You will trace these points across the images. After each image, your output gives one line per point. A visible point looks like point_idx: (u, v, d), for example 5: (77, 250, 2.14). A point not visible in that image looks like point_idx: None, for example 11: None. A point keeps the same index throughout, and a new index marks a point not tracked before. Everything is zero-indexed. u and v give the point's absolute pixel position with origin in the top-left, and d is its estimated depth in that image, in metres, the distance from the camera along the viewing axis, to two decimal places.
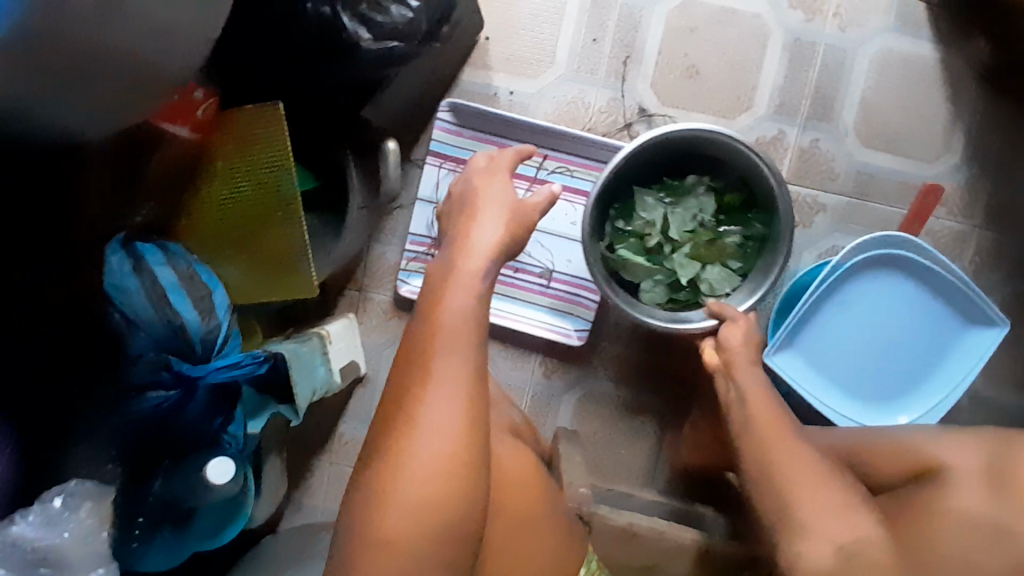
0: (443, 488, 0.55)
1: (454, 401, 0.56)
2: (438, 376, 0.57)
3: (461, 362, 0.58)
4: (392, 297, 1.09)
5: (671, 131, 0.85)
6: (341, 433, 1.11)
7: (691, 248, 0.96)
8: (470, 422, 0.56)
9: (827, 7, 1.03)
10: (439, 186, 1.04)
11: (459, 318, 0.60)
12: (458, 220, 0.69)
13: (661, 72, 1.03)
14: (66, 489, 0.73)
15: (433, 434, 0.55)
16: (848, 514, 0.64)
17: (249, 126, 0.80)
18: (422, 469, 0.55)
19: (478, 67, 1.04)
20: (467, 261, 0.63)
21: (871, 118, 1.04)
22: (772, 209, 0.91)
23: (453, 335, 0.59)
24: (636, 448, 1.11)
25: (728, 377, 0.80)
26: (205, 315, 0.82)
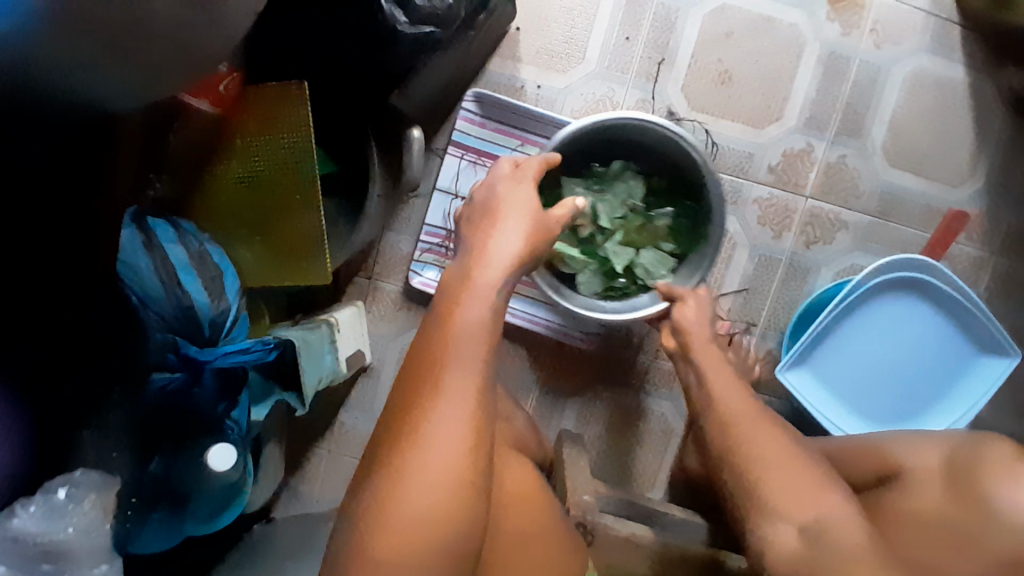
0: (448, 501, 0.52)
1: (461, 410, 0.54)
2: (448, 388, 0.55)
3: (472, 367, 0.57)
4: (401, 288, 1.07)
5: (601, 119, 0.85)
6: (341, 422, 1.09)
7: (623, 235, 0.97)
8: (477, 428, 0.54)
9: (864, 23, 1.01)
10: (458, 177, 1.01)
11: (475, 327, 0.58)
12: (479, 227, 0.69)
13: (693, 75, 1.01)
14: (70, 480, 0.75)
15: (439, 444, 0.53)
16: (817, 499, 0.65)
17: (273, 105, 0.78)
18: (428, 479, 0.52)
19: (506, 58, 1.01)
20: (486, 272, 0.63)
21: (899, 138, 1.03)
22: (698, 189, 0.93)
23: (466, 344, 0.57)
24: (639, 455, 1.10)
25: (686, 359, 0.87)
26: (215, 298, 0.79)
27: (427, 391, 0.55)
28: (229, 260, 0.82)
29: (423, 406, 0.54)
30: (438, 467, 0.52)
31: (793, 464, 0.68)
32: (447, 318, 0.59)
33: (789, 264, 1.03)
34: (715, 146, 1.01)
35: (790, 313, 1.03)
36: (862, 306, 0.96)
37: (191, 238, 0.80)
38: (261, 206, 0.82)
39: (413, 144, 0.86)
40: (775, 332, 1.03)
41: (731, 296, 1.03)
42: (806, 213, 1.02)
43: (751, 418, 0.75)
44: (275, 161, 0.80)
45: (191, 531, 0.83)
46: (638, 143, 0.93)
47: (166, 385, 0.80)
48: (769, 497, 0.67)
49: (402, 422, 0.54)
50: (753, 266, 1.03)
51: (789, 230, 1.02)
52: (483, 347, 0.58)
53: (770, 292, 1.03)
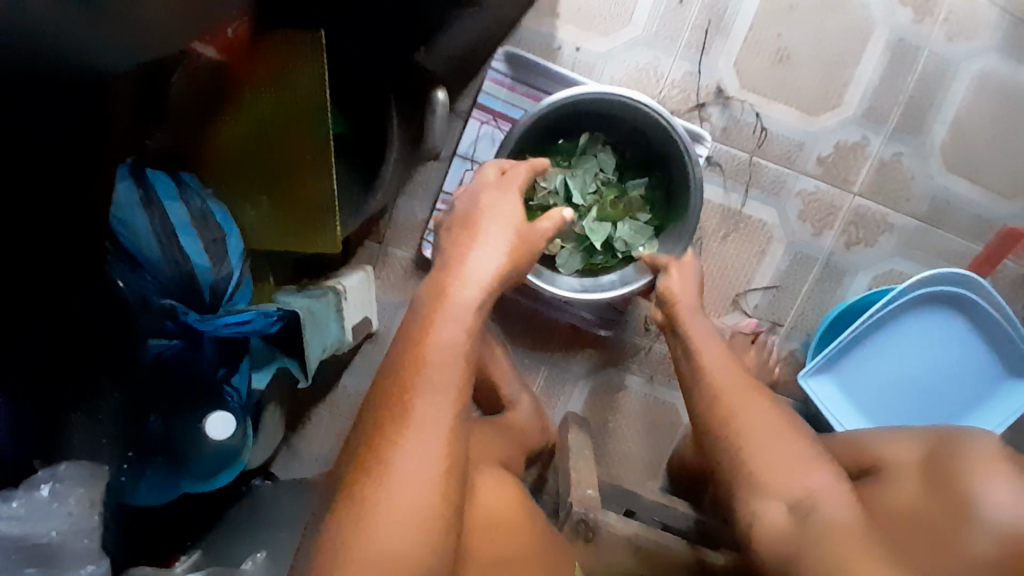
0: (417, 534, 0.48)
1: (423, 445, 0.50)
2: (418, 421, 0.51)
3: (435, 398, 0.52)
4: (413, 255, 1.01)
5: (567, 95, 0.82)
6: (343, 387, 1.05)
7: (598, 210, 0.92)
8: (450, 458, 0.51)
9: (940, 9, 0.91)
10: (478, 144, 0.94)
11: (448, 352, 0.54)
12: (459, 239, 0.66)
13: (748, 50, 0.92)
14: (54, 475, 0.70)
15: (398, 484, 0.48)
16: (800, 474, 0.64)
17: (281, 55, 0.68)
18: (393, 507, 0.48)
19: (544, 15, 0.92)
20: (461, 290, 0.59)
21: (959, 141, 0.94)
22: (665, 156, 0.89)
23: (440, 372, 0.53)
24: (649, 445, 1.05)
25: (674, 330, 0.81)
26: (216, 262, 0.74)
27: (398, 416, 0.51)
28: (233, 221, 0.76)
29: (384, 445, 0.50)
30: (405, 502, 0.48)
31: (788, 444, 0.65)
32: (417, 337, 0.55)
33: (825, 264, 0.97)
34: (762, 131, 0.93)
35: (819, 314, 0.98)
36: (885, 320, 0.90)
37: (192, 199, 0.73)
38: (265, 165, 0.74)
39: (438, 105, 0.80)
40: (801, 333, 0.99)
41: (759, 293, 0.97)
42: (850, 212, 0.95)
43: (757, 403, 0.69)
44: (287, 122, 0.70)
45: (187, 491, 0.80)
46: (619, 112, 0.87)
47: (161, 353, 0.74)
48: (759, 477, 0.65)
49: (376, 446, 0.51)
50: (788, 263, 0.97)
51: (831, 229, 0.96)
52: (460, 370, 0.54)
53: (801, 292, 0.97)
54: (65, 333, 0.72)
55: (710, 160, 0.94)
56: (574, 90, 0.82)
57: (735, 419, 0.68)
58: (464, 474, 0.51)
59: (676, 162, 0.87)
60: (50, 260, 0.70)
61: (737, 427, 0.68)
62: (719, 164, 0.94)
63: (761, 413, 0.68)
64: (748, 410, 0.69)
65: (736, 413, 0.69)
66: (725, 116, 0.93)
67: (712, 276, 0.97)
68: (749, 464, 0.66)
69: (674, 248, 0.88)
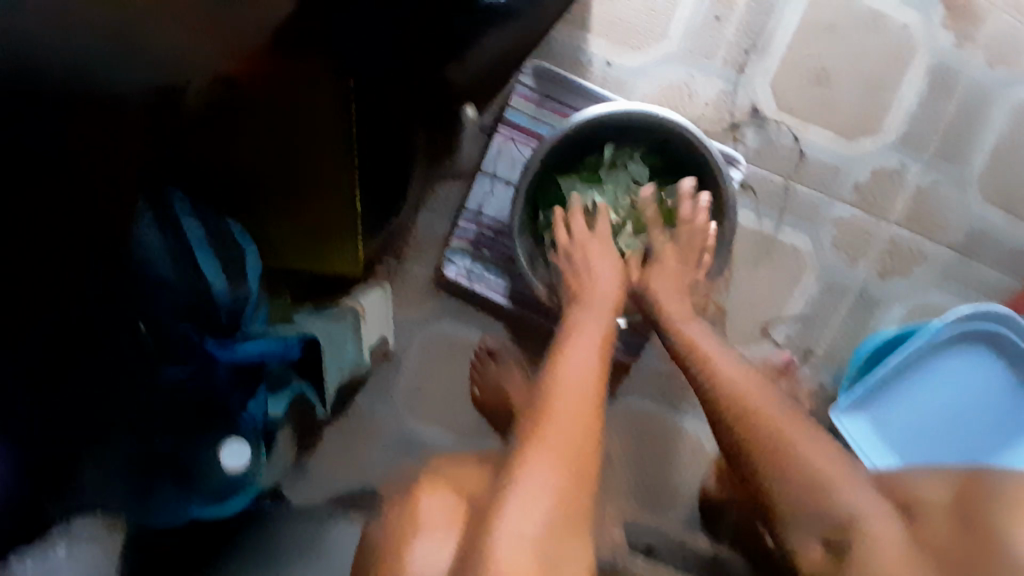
0: (569, 432, 0.63)
1: (561, 467, 0.62)
2: (570, 349, 0.71)
3: (574, 426, 0.64)
4: (431, 273, 0.97)
5: (590, 115, 0.79)
6: (356, 406, 0.99)
7: (634, 226, 0.88)
8: (594, 377, 0.69)
9: (982, 34, 0.89)
10: (499, 156, 0.91)
11: (587, 316, 0.75)
12: (579, 268, 0.80)
13: (787, 71, 0.89)
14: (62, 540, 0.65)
15: (524, 496, 0.59)
16: (823, 495, 0.66)
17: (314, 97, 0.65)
18: (530, 518, 0.58)
19: (575, 28, 0.89)
20: (591, 287, 0.78)
21: (998, 171, 0.91)
22: (696, 161, 0.84)
23: (583, 328, 0.74)
24: (674, 471, 1.01)
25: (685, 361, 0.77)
26: (232, 281, 0.70)
27: (543, 434, 0.63)
28: (250, 237, 0.72)
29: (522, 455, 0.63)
30: (562, 398, 0.66)
31: (807, 468, 0.67)
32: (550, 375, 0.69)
33: (859, 293, 0.94)
34: (800, 155, 0.90)
35: (850, 345, 0.95)
36: (916, 361, 0.88)
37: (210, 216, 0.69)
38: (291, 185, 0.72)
39: (466, 120, 0.87)
40: (831, 363, 0.95)
41: (790, 321, 0.94)
42: (886, 240, 0.92)
43: (776, 415, 0.70)
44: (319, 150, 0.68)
45: (197, 516, 0.73)
46: (642, 133, 0.84)
47: (178, 380, 0.69)
48: (791, 509, 0.67)
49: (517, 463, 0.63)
50: (819, 291, 0.94)
51: (865, 257, 0.93)
52: (595, 344, 0.72)
53: (833, 321, 0.94)
54: (64, 337, 0.59)
55: (744, 183, 0.90)
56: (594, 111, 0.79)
57: (755, 436, 0.70)
58: (590, 492, 0.63)
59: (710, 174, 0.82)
60: (58, 249, 0.55)
61: (763, 456, 0.69)
62: (753, 188, 0.90)
63: (786, 432, 0.69)
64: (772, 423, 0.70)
65: (763, 433, 0.69)
66: (760, 138, 0.89)
67: (741, 303, 0.93)
68: (777, 492, 0.68)
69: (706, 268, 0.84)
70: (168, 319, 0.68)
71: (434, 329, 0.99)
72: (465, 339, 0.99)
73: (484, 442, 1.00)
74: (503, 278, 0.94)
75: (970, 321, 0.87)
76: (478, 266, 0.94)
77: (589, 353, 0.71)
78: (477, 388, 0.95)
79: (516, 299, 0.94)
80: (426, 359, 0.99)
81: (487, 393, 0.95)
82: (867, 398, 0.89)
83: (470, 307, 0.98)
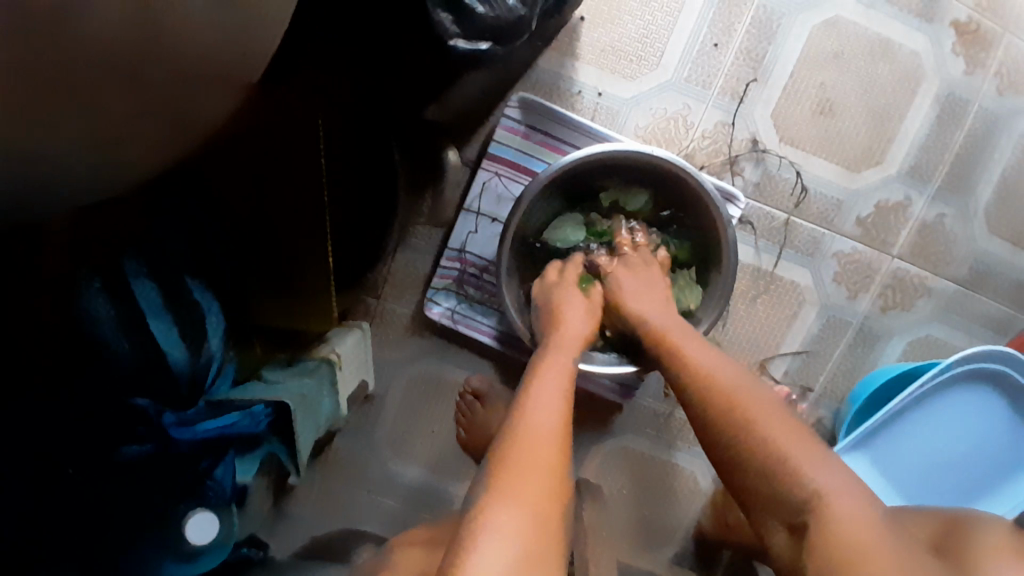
0: (540, 493, 0.51)
1: (526, 507, 0.50)
2: (535, 394, 0.58)
3: (539, 458, 0.52)
4: (413, 313, 0.92)
5: (578, 157, 0.74)
6: (335, 449, 0.94)
7: None
8: (566, 424, 0.57)
9: (992, 61, 0.85)
10: (483, 193, 0.85)
11: (556, 359, 0.64)
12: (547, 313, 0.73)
13: (788, 100, 0.84)
14: None
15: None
16: (793, 473, 0.53)
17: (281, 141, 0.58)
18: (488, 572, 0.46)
19: (564, 55, 0.84)
20: (562, 328, 0.70)
21: (1006, 203, 0.88)
22: (693, 208, 0.79)
23: (553, 371, 0.62)
24: (670, 510, 0.97)
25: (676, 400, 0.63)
26: (193, 348, 0.65)
27: (505, 483, 0.51)
28: (212, 296, 0.67)
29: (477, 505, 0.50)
30: (530, 450, 0.53)
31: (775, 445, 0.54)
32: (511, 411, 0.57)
33: (859, 329, 0.90)
34: (802, 190, 0.86)
35: (850, 382, 0.91)
36: (924, 396, 0.83)
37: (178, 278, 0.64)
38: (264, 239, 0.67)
39: (450, 167, 0.81)
40: (833, 400, 0.91)
41: (788, 358, 0.90)
42: (888, 274, 0.89)
43: (746, 401, 0.58)
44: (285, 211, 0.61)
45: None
46: (631, 169, 0.78)
47: (137, 458, 0.64)
48: (769, 509, 0.54)
49: (472, 512, 0.50)
50: (819, 328, 0.89)
51: (866, 292, 0.89)
52: (564, 389, 0.60)
53: (833, 358, 0.90)
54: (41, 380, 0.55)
55: (743, 218, 0.86)
56: (576, 154, 0.73)
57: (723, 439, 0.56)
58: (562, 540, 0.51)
59: (709, 221, 0.77)
60: None
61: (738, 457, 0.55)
62: (753, 223, 0.86)
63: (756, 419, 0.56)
64: (735, 407, 0.57)
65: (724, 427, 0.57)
66: (759, 170, 0.85)
67: (738, 341, 0.89)
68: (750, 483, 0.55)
69: (703, 317, 0.78)
70: (128, 388, 0.62)
71: (417, 369, 0.93)
72: (450, 380, 0.93)
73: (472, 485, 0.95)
74: (490, 319, 0.88)
75: (978, 360, 0.82)
76: (463, 306, 0.88)
77: (556, 385, 0.60)
78: (462, 431, 0.90)
79: (503, 340, 0.89)
80: (410, 400, 0.94)
81: (474, 437, 0.88)
82: (870, 438, 0.84)
83: (455, 346, 0.93)
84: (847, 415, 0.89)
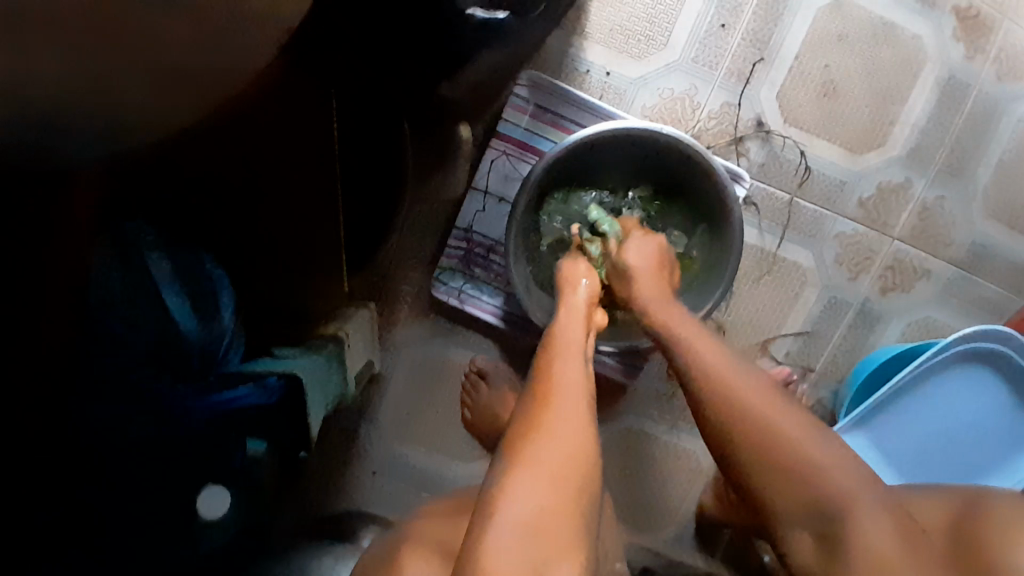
0: (569, 450, 0.53)
1: (553, 482, 0.51)
2: (560, 360, 0.60)
3: (571, 436, 0.53)
4: (419, 294, 0.92)
5: (589, 133, 0.74)
6: (340, 431, 0.93)
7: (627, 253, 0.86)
8: (589, 387, 0.59)
9: (992, 47, 0.86)
10: (491, 173, 0.85)
11: (576, 327, 0.66)
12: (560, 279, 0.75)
13: (793, 82, 0.86)
14: None
15: (507, 528, 0.49)
16: (812, 487, 0.57)
17: None
18: (513, 534, 0.49)
19: (573, 35, 0.84)
20: (575, 294, 0.71)
21: (1004, 187, 0.90)
22: (688, 185, 0.81)
23: (571, 338, 0.64)
24: (671, 490, 0.98)
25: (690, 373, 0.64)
26: (204, 320, 0.66)
27: (530, 444, 0.53)
28: (223, 272, 0.68)
29: (505, 473, 0.52)
30: (558, 414, 0.55)
31: (803, 466, 0.57)
32: (542, 385, 0.58)
33: (859, 309, 0.91)
34: (805, 171, 0.87)
35: (851, 362, 0.93)
36: (924, 376, 0.84)
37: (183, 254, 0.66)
38: (278, 217, 0.68)
39: (461, 141, 0.84)
40: (832, 380, 0.93)
41: (790, 338, 0.91)
42: (889, 256, 0.90)
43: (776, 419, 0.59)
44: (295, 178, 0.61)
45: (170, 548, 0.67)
46: (645, 149, 0.79)
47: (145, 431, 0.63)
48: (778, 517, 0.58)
49: (499, 479, 0.52)
50: (821, 308, 0.91)
51: (867, 273, 0.90)
52: (583, 358, 0.62)
53: (833, 339, 0.92)
54: None
55: (747, 199, 0.87)
56: (588, 130, 0.74)
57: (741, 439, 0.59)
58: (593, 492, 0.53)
59: (708, 195, 0.79)
60: None
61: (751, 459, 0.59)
62: (757, 204, 0.88)
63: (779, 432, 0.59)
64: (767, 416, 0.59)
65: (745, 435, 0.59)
66: (764, 152, 0.86)
67: (741, 321, 0.90)
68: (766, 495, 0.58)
69: (709, 291, 0.80)
70: (133, 362, 0.62)
71: (423, 350, 0.93)
72: (455, 361, 0.93)
73: (475, 464, 0.95)
74: (496, 298, 0.89)
75: (975, 340, 0.83)
76: (470, 286, 0.88)
77: (577, 355, 0.61)
78: (468, 411, 0.90)
79: (509, 320, 0.89)
80: (415, 381, 0.93)
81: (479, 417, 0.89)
82: (870, 417, 0.85)
83: (461, 327, 0.93)
84: (846, 395, 0.90)
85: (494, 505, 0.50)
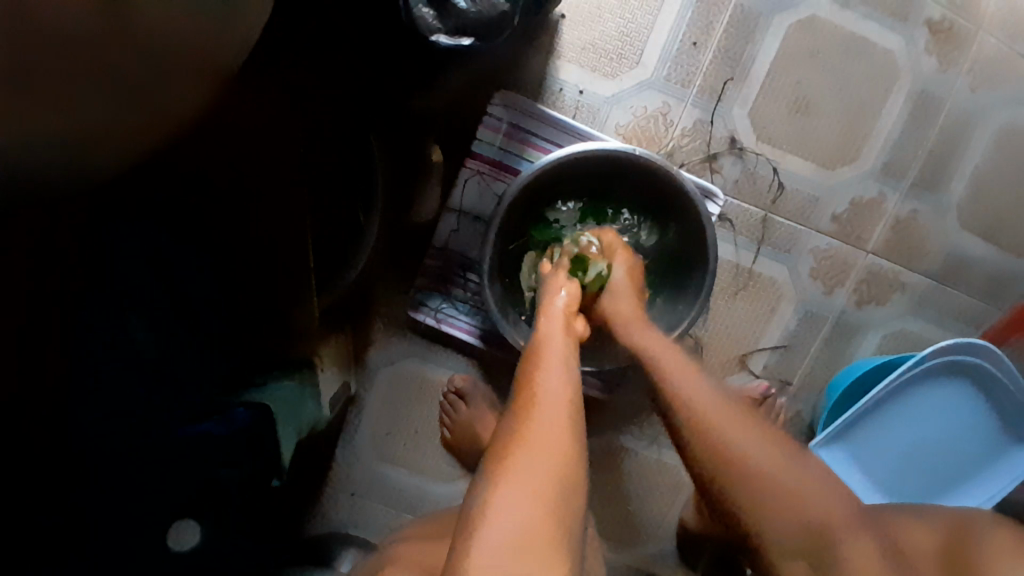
0: (556, 462, 0.52)
1: (536, 498, 0.50)
2: (544, 372, 0.59)
3: (554, 451, 0.52)
4: (398, 313, 0.90)
5: (563, 152, 0.74)
6: (317, 453, 0.92)
7: None
8: (575, 398, 0.58)
9: (964, 60, 0.87)
10: (465, 190, 0.85)
11: (558, 338, 0.65)
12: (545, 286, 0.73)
13: (766, 97, 0.86)
14: None
15: (494, 546, 0.48)
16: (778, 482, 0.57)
17: None
18: (496, 552, 0.47)
19: (546, 52, 0.84)
20: (556, 303, 0.69)
21: (978, 198, 0.90)
22: (657, 200, 0.81)
23: (555, 350, 0.63)
24: (655, 505, 0.97)
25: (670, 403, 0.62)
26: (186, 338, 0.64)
27: (514, 459, 0.52)
28: None
29: (487, 489, 0.51)
30: (544, 427, 0.54)
31: (765, 469, 0.58)
32: (525, 397, 0.57)
33: (836, 322, 0.91)
34: (779, 187, 0.87)
35: (829, 375, 0.93)
36: (904, 388, 0.84)
37: (183, 265, 0.63)
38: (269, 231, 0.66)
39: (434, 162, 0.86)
40: (811, 393, 0.93)
41: (768, 352, 0.91)
42: (864, 269, 0.90)
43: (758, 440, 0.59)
44: None
45: None
46: (609, 168, 0.79)
47: None
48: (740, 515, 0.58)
49: (480, 498, 0.51)
50: (797, 322, 0.91)
51: (843, 286, 0.91)
52: (566, 368, 0.61)
53: (811, 352, 0.92)
54: None
55: (722, 214, 0.87)
56: (559, 150, 0.73)
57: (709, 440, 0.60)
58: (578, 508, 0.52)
59: (680, 209, 0.79)
60: None
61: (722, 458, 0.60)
62: (731, 219, 0.88)
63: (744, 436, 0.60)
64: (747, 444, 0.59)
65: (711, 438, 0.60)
66: (738, 167, 0.87)
67: (719, 336, 0.90)
68: (735, 497, 0.58)
69: (686, 309, 0.79)
70: (125, 378, 0.60)
71: (402, 370, 0.92)
72: (434, 380, 0.92)
73: (458, 483, 0.94)
74: (474, 318, 0.88)
75: (952, 351, 0.83)
76: (446, 305, 0.87)
77: (560, 366, 0.60)
78: (448, 430, 0.89)
79: (486, 339, 0.88)
80: (394, 402, 0.92)
81: (459, 436, 0.88)
82: (849, 431, 0.85)
83: (440, 347, 0.92)
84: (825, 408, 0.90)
85: (479, 520, 0.49)
